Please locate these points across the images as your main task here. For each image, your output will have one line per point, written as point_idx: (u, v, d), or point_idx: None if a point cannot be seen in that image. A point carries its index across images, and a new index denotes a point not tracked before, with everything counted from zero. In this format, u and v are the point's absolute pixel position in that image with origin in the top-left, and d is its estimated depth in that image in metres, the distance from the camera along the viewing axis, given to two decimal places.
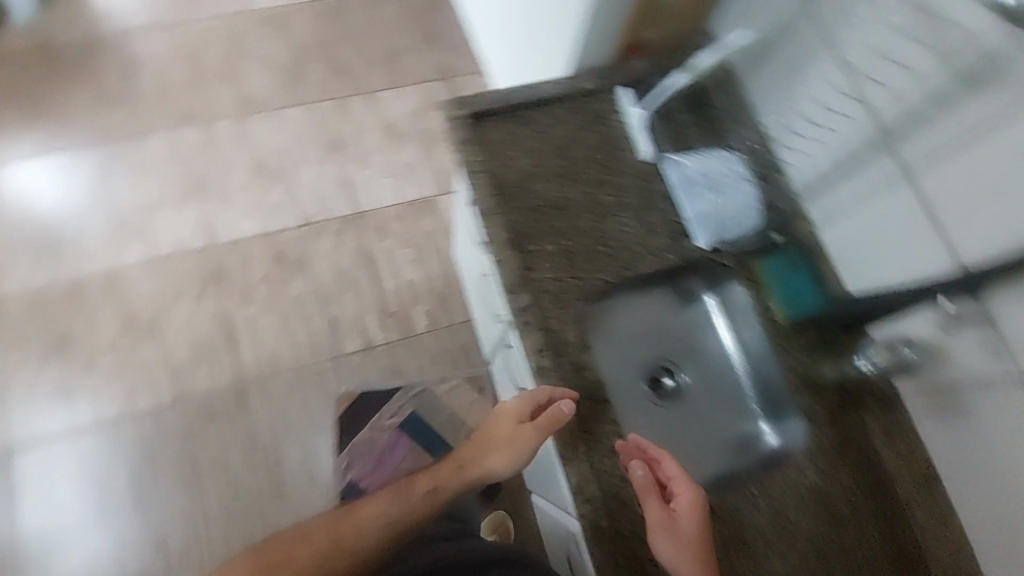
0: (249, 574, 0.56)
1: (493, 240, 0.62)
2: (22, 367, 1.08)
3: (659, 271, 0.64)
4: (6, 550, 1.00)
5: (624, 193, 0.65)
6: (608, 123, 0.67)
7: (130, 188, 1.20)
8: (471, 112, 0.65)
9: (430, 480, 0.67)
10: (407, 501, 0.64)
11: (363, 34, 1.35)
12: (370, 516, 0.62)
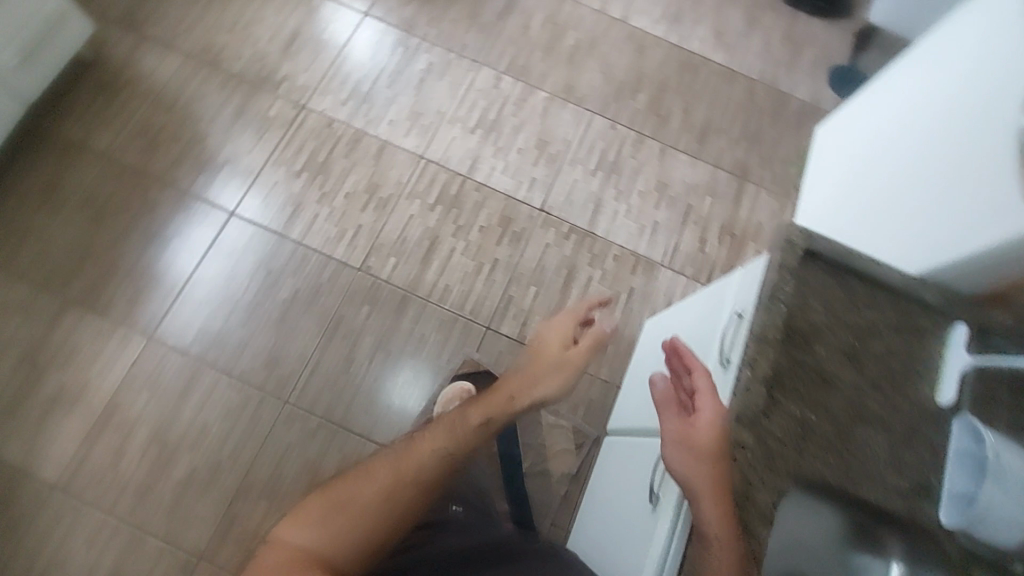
0: (327, 497, 0.61)
1: (749, 365, 0.59)
2: (283, 165, 1.25)
3: (878, 510, 0.56)
4: (178, 283, 1.15)
5: (895, 415, 0.59)
6: (925, 346, 0.61)
7: (443, 92, 1.33)
8: (806, 247, 0.62)
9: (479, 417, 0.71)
10: (457, 435, 0.68)
11: (695, 99, 1.42)
12: (419, 458, 0.66)
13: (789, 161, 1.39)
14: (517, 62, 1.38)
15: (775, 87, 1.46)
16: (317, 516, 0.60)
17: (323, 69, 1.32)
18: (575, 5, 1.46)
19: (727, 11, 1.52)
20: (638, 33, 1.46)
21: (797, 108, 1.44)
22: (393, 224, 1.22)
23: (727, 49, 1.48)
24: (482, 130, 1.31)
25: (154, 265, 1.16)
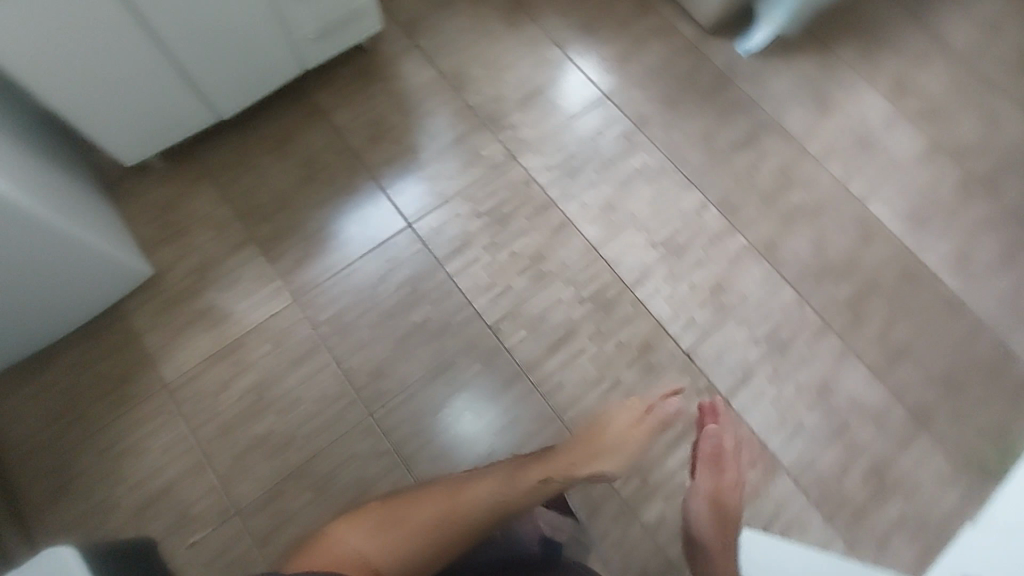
0: (378, 518, 0.80)
1: None
2: (472, 202, 1.30)
3: None
4: (338, 264, 1.24)
5: None
6: None
7: (644, 199, 1.32)
8: None
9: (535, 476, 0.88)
10: (511, 485, 0.86)
11: (903, 314, 1.26)
12: (475, 497, 0.83)
13: (986, 430, 1.18)
14: (729, 200, 1.34)
15: (1005, 341, 1.25)
16: (370, 529, 0.79)
17: (546, 132, 1.37)
18: (815, 166, 1.37)
19: (985, 236, 1.33)
20: (870, 220, 1.33)
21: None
22: (540, 300, 1.22)
23: (966, 276, 1.30)
24: (664, 250, 1.28)
25: (328, 239, 1.26)
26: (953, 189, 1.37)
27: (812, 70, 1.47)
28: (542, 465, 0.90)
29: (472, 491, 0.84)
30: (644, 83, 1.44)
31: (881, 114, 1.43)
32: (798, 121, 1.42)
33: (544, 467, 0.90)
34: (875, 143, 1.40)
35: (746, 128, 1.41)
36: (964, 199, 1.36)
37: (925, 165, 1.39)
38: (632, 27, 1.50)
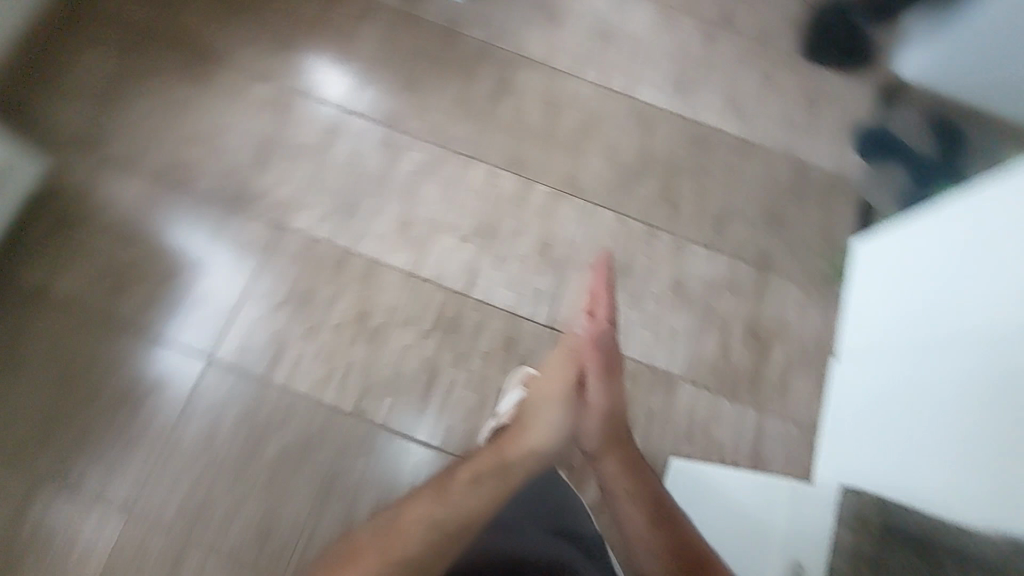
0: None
1: None
2: (264, 296, 1.14)
3: None
4: (155, 445, 1.05)
5: None
6: None
7: (434, 198, 1.22)
8: None
9: (466, 473, 0.85)
10: (442, 494, 0.83)
11: (710, 178, 1.30)
12: (418, 521, 0.80)
13: (814, 244, 1.28)
14: (513, 155, 1.27)
15: (793, 158, 1.35)
16: None
17: (301, 180, 1.21)
18: (573, 80, 1.34)
19: (737, 72, 1.40)
20: (644, 107, 1.34)
21: (818, 180, 1.34)
22: (387, 357, 1.12)
23: (739, 117, 1.36)
24: (479, 239, 1.20)
25: (129, 425, 1.06)
26: (694, 42, 1.41)
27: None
28: (473, 459, 0.88)
29: (415, 518, 0.80)
30: (372, 77, 1.30)
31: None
32: (538, 41, 1.36)
33: (478, 463, 0.87)
34: (613, 31, 1.39)
35: (494, 73, 1.33)
36: (709, 46, 1.41)
37: (663, 31, 1.40)
38: (327, 19, 1.32)
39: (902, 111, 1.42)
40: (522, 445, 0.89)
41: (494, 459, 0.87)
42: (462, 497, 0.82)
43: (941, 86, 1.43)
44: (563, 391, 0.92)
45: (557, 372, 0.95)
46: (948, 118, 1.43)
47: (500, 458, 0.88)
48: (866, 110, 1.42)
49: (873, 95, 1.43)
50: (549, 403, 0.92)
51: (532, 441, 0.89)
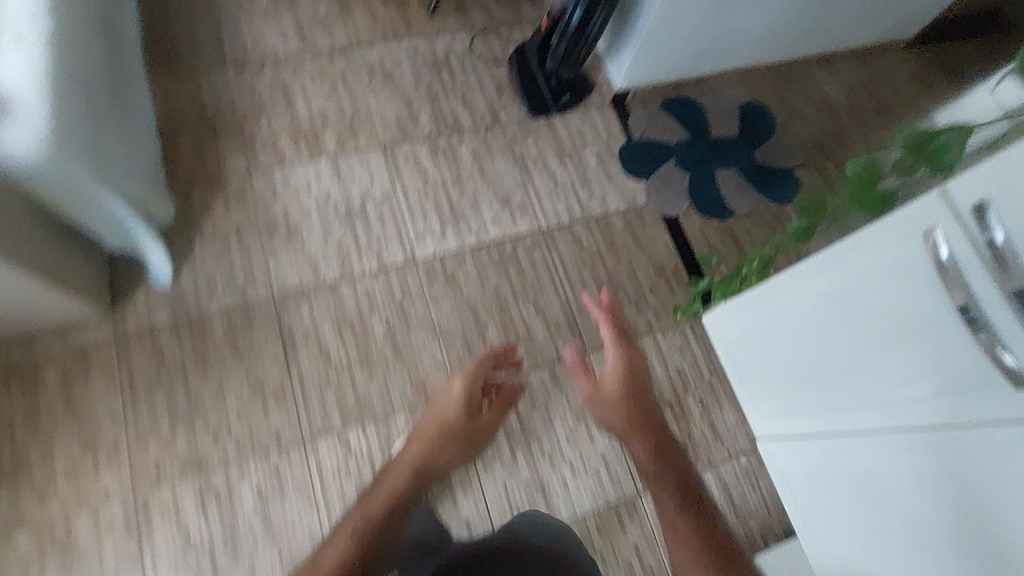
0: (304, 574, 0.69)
1: None
2: None
3: None
4: None
5: None
6: None
7: (303, 510, 1.03)
8: None
9: (405, 465, 0.90)
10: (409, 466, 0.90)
11: (538, 290, 1.27)
12: (384, 494, 0.82)
13: (655, 285, 1.32)
14: (352, 402, 1.11)
15: (591, 220, 1.36)
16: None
17: None
18: (355, 281, 1.20)
19: (496, 173, 1.37)
20: (437, 263, 1.25)
21: (622, 225, 1.36)
22: None
23: (525, 214, 1.33)
24: None
25: None
26: (441, 170, 1.35)
27: (244, 215, 1.22)
28: (409, 451, 0.94)
29: (366, 505, 0.79)
30: (141, 430, 1.04)
31: (329, 182, 1.28)
32: (292, 266, 1.19)
33: (416, 451, 0.94)
34: (363, 207, 1.27)
35: (271, 329, 1.13)
36: (451, 166, 1.36)
37: (408, 176, 1.32)
38: (40, 404, 1.03)
39: (643, 115, 1.48)
40: (440, 463, 0.95)
41: (432, 430, 0.98)
42: (405, 476, 0.87)
43: (656, 76, 1.48)
44: (467, 399, 1.02)
45: (465, 378, 1.04)
46: (679, 100, 1.52)
47: (436, 430, 0.98)
48: (616, 134, 1.46)
49: (612, 117, 1.47)
50: (451, 431, 0.99)
51: (452, 424, 1.00)
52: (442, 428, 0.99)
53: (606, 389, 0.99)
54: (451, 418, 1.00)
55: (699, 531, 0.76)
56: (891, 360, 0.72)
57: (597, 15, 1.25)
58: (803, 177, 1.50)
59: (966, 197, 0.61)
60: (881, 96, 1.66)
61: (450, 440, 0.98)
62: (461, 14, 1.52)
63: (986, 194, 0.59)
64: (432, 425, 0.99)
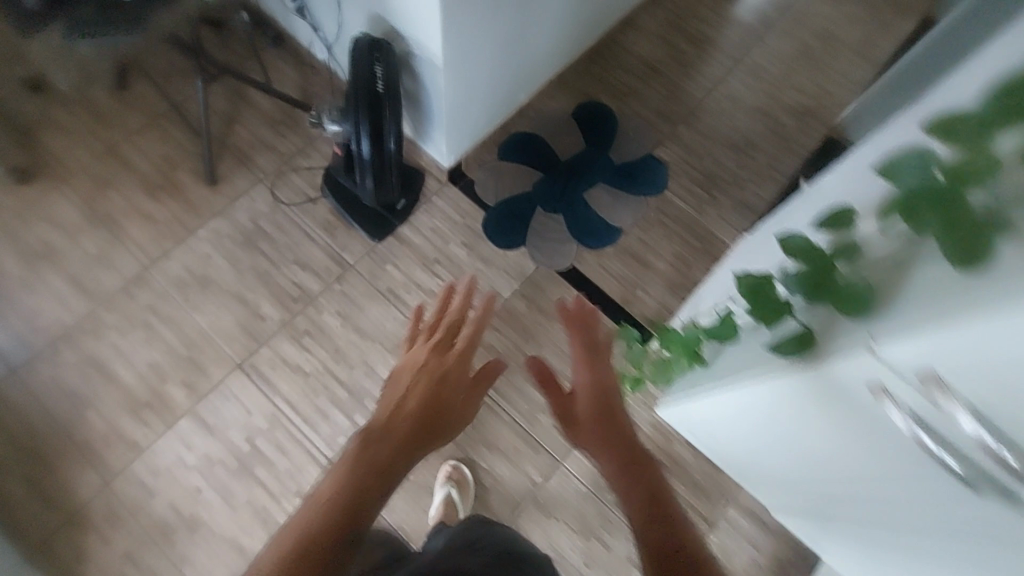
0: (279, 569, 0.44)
1: None
2: None
3: None
4: None
5: None
6: None
7: None
8: None
9: (414, 412, 0.61)
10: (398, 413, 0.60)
11: (478, 425, 1.15)
12: (352, 479, 0.50)
13: None
14: None
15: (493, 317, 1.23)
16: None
17: None
18: None
19: (374, 323, 1.20)
20: None
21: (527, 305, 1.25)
22: None
23: None
24: None
25: None
26: (314, 353, 1.16)
27: (128, 534, 1.04)
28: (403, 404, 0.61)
29: (325, 485, 0.50)
30: None
31: (200, 440, 1.10)
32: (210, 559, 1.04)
33: (401, 427, 0.58)
34: (255, 446, 1.10)
35: None
36: (322, 342, 1.17)
37: (284, 383, 1.14)
38: None
39: (488, 178, 1.36)
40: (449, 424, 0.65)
41: (430, 403, 0.62)
42: (380, 461, 0.53)
43: (481, 133, 1.35)
44: (458, 370, 0.70)
45: (439, 343, 0.73)
46: (511, 141, 1.40)
47: (441, 398, 0.64)
48: (472, 213, 1.32)
49: (458, 197, 1.34)
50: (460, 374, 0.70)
51: (454, 387, 0.67)
52: (436, 388, 0.65)
53: (580, 405, 0.74)
54: (447, 384, 0.66)
55: (644, 494, 0.60)
56: (822, 451, 0.66)
57: (392, 128, 1.03)
58: (664, 156, 1.43)
59: (901, 363, 0.46)
60: (694, 29, 1.58)
61: (454, 390, 0.67)
62: (245, 168, 1.31)
63: (924, 365, 0.44)
64: (430, 368, 0.68)
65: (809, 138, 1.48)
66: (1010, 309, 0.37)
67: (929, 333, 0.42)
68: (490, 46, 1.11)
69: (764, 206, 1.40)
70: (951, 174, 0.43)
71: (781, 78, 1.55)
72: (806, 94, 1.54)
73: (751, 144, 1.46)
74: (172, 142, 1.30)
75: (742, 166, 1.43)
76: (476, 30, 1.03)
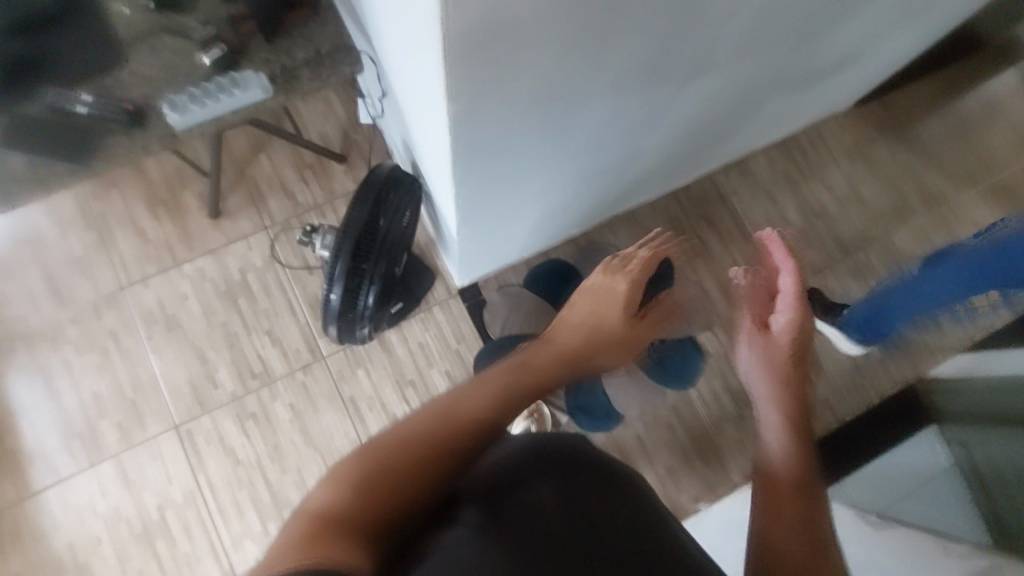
0: (374, 457, 0.49)
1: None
2: None
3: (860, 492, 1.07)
4: None
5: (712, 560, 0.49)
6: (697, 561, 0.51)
7: None
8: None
9: (555, 350, 0.74)
10: (546, 355, 0.72)
11: None
12: (478, 395, 0.59)
13: None
14: None
15: None
16: (343, 466, 0.49)
17: None
18: None
19: (323, 432, 1.13)
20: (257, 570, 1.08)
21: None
22: None
23: None
24: None
25: None
26: (252, 442, 1.12)
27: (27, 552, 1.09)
28: (565, 339, 0.78)
29: (457, 391, 0.59)
30: None
31: (117, 487, 1.11)
32: None
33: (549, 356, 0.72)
34: (164, 514, 1.10)
35: None
36: (262, 432, 1.12)
37: (212, 462, 1.11)
38: None
39: (502, 304, 1.19)
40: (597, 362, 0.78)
41: (579, 342, 0.77)
42: (508, 390, 0.61)
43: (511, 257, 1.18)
44: (629, 301, 0.84)
45: (627, 280, 0.85)
46: (547, 268, 1.22)
47: (586, 341, 0.77)
48: (469, 341, 1.18)
49: (463, 317, 1.20)
50: (608, 306, 0.83)
51: (613, 323, 0.81)
52: (592, 327, 0.80)
53: (780, 344, 0.86)
54: (608, 317, 0.82)
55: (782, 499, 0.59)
56: None
57: (371, 288, 0.85)
58: (711, 345, 1.22)
59: None
60: (814, 196, 1.29)
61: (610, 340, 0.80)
62: (253, 207, 1.19)
63: None
64: (599, 293, 0.85)
65: (890, 381, 1.22)
66: None
67: None
68: (527, 206, 0.91)
69: None
70: None
71: None
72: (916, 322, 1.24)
73: (817, 365, 1.22)
74: (188, 153, 1.19)
75: None
76: (509, 170, 0.73)
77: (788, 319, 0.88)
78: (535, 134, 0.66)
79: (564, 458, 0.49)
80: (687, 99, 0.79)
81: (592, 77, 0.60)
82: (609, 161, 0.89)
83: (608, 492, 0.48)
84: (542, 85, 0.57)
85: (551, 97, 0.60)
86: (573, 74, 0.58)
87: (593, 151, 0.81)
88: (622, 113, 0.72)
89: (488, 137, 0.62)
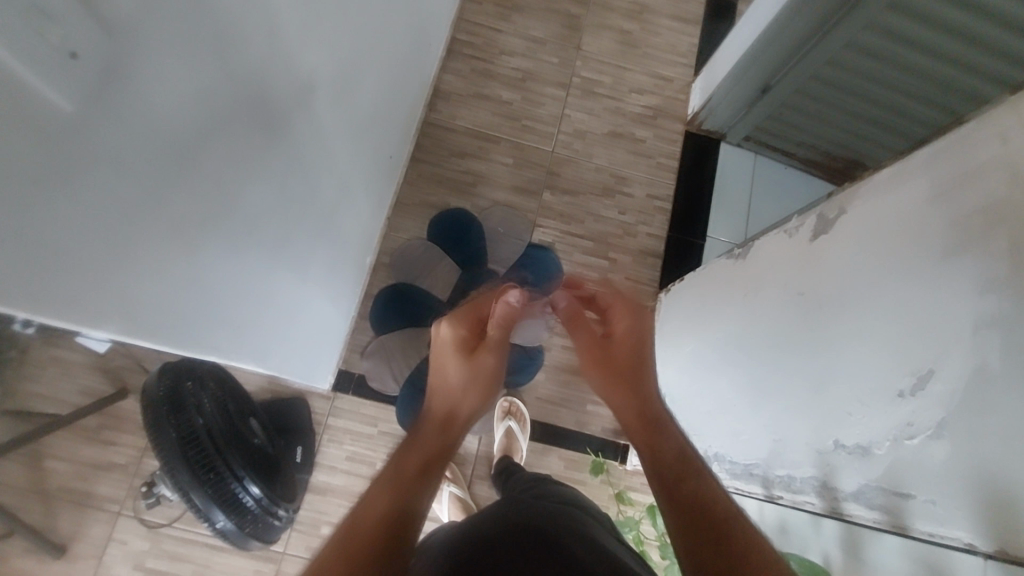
0: None
1: (744, 294, 0.86)
2: None
3: (705, 214, 1.33)
4: None
5: (583, 532, 0.60)
6: (584, 522, 0.63)
7: None
8: (633, 556, 0.63)
9: (429, 446, 0.49)
10: (414, 469, 0.47)
11: None
12: (375, 499, 0.44)
13: None
14: None
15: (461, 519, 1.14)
16: None
17: None
18: None
19: None
20: None
21: (486, 484, 1.16)
22: None
23: None
24: None
25: None
26: None
27: None
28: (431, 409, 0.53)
29: (350, 518, 0.43)
30: None
31: None
32: None
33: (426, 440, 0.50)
34: None
35: None
36: None
37: None
38: None
39: (380, 364, 1.11)
40: (465, 418, 0.53)
41: (443, 404, 0.53)
42: (400, 480, 0.46)
43: (343, 326, 1.14)
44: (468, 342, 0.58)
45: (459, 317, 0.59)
46: (382, 294, 1.15)
47: (447, 402, 0.53)
48: (381, 417, 1.15)
49: (357, 405, 1.16)
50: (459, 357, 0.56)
51: (460, 373, 0.55)
52: (450, 387, 0.54)
53: (620, 354, 0.62)
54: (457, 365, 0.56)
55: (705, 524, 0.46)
56: (845, 437, 0.60)
57: (246, 481, 0.77)
58: (546, 237, 1.27)
59: (925, 414, 0.50)
60: (507, 66, 1.35)
61: (473, 389, 0.55)
62: (90, 510, 1.04)
63: (939, 415, 0.48)
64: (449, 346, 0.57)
65: (673, 144, 1.35)
66: (994, 341, 0.44)
67: (992, 386, 0.43)
68: (300, 294, 0.86)
69: (662, 244, 1.30)
70: (935, 310, 0.50)
71: (620, 82, 1.37)
72: (651, 89, 1.37)
73: (623, 179, 1.32)
74: None
75: (626, 209, 1.31)
76: (246, 287, 0.67)
77: (627, 323, 0.64)
78: (225, 253, 0.59)
79: (467, 536, 0.58)
80: (332, 106, 0.76)
81: (227, 185, 0.56)
82: (327, 199, 0.85)
83: (501, 533, 0.57)
84: (189, 238, 0.52)
85: (184, 224, 0.50)
86: (208, 203, 0.53)
87: (303, 210, 0.77)
88: (286, 169, 0.68)
89: (191, 306, 0.57)
